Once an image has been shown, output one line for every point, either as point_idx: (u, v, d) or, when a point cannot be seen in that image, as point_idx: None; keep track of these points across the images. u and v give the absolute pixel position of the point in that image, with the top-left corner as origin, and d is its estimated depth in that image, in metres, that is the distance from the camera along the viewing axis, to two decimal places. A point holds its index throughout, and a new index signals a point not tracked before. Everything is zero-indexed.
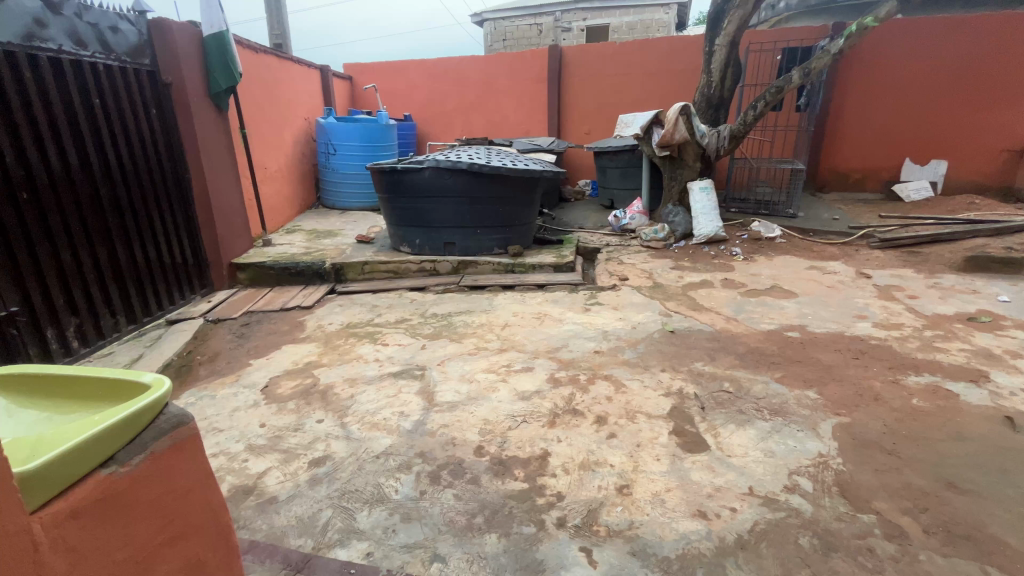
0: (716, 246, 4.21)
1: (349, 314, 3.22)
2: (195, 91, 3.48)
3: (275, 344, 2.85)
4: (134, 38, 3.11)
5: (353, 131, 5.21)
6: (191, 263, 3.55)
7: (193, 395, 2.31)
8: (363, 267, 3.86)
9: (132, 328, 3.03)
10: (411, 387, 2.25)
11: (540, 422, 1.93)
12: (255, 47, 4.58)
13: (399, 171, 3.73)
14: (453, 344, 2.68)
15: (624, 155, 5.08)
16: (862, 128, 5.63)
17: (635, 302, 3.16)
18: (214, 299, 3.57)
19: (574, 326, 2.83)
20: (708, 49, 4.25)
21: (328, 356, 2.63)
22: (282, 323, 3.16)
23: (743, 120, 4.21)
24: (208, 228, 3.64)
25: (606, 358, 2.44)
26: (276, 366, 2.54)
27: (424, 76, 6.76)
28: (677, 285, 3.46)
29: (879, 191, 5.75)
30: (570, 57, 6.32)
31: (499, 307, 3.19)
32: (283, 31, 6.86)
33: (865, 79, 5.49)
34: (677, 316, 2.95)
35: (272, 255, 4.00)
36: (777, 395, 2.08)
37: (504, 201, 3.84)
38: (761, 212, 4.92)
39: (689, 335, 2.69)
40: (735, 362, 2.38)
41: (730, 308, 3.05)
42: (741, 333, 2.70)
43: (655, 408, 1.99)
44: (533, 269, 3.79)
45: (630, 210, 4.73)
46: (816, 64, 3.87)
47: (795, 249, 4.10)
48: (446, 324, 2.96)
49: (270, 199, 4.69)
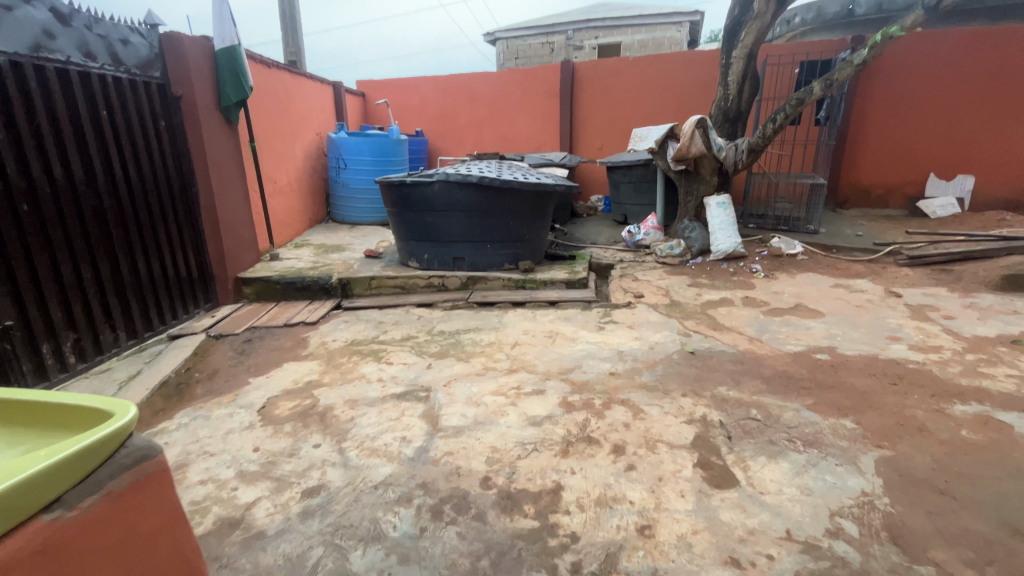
0: (735, 262, 4.05)
1: (353, 331, 3.11)
2: (205, 104, 3.46)
3: (276, 362, 2.74)
4: (145, 51, 3.10)
5: (363, 146, 5.18)
6: (196, 277, 3.49)
7: (186, 415, 2.20)
8: (370, 282, 3.77)
9: (133, 343, 2.95)
10: (415, 410, 2.12)
11: (552, 451, 1.78)
12: (269, 62, 4.59)
13: (408, 184, 3.65)
14: (461, 363, 2.56)
15: (638, 169, 4.98)
16: (883, 142, 5.49)
17: (652, 321, 3.02)
18: (218, 314, 3.50)
19: (588, 346, 2.68)
20: (725, 62, 4.13)
21: (329, 375, 2.52)
22: (285, 339, 3.06)
23: (762, 134, 4.07)
24: (214, 242, 3.59)
25: (622, 381, 2.29)
26: (275, 386, 2.43)
27: (435, 91, 6.76)
28: (695, 303, 3.31)
29: (904, 207, 5.57)
30: (582, 73, 6.28)
31: (509, 324, 3.07)
32: (298, 48, 6.95)
33: (886, 92, 5.37)
34: (696, 335, 2.79)
35: (278, 270, 3.93)
36: (810, 424, 1.91)
37: (515, 215, 3.74)
38: (781, 227, 4.76)
39: (710, 357, 2.53)
40: (761, 387, 2.22)
41: (753, 328, 2.89)
42: (767, 355, 2.54)
43: (676, 437, 1.84)
44: (544, 285, 3.67)
45: (645, 225, 4.60)
46: (839, 75, 3.72)
47: (818, 266, 3.93)
48: (453, 343, 2.83)
49: (279, 213, 4.65)
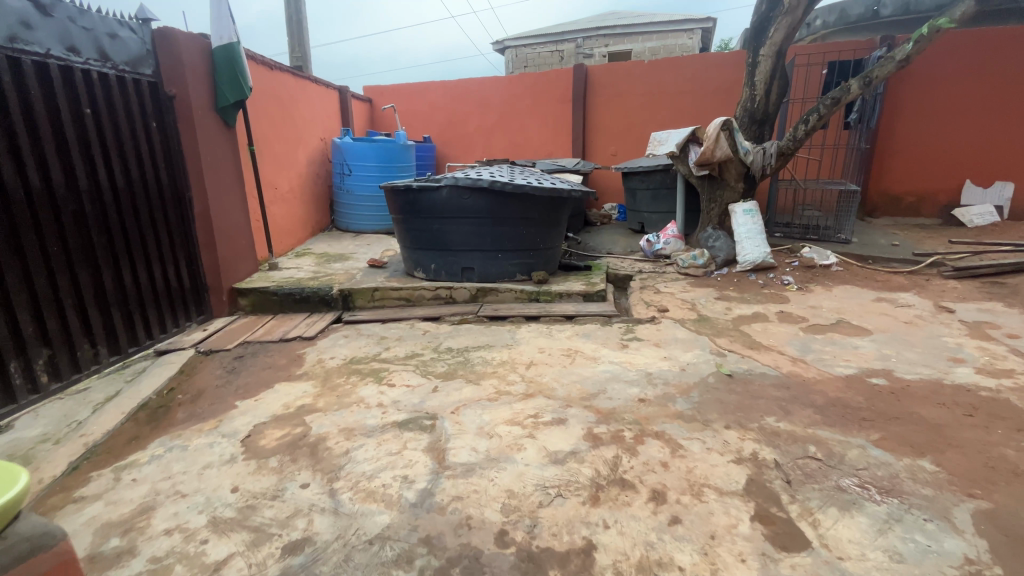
0: (765, 274, 3.77)
1: (354, 347, 2.86)
2: (201, 105, 3.26)
3: (267, 382, 2.49)
4: (135, 47, 2.91)
5: (368, 151, 4.99)
6: (188, 287, 3.26)
7: (162, 445, 1.95)
8: (373, 293, 3.53)
9: (115, 360, 2.72)
10: (418, 442, 1.86)
11: (579, 497, 1.51)
12: (271, 64, 4.41)
13: (414, 190, 3.42)
14: (470, 386, 2.29)
15: (656, 175, 4.73)
16: (914, 149, 5.20)
17: (680, 338, 2.75)
18: (210, 328, 3.27)
19: (612, 367, 2.41)
20: (751, 61, 3.88)
21: (324, 399, 2.26)
22: (280, 356, 2.81)
23: (792, 136, 3.79)
24: (208, 250, 3.36)
25: (655, 410, 2.01)
26: (263, 411, 2.18)
27: (444, 96, 6.58)
28: (725, 319, 3.03)
29: (937, 216, 5.26)
30: (596, 76, 6.07)
31: (523, 341, 2.80)
32: (304, 54, 6.82)
33: (916, 97, 5.10)
34: (731, 355, 2.52)
35: (277, 280, 3.70)
36: (882, 465, 1.63)
37: (528, 222, 3.49)
38: (809, 236, 4.49)
39: (751, 381, 2.24)
40: (815, 418, 1.93)
41: (795, 348, 2.60)
42: (815, 379, 2.25)
43: (725, 482, 1.57)
44: (559, 298, 3.40)
45: (664, 233, 4.34)
46: (880, 72, 3.42)
47: (856, 278, 3.64)
48: (463, 362, 2.57)
49: (280, 221, 4.44)
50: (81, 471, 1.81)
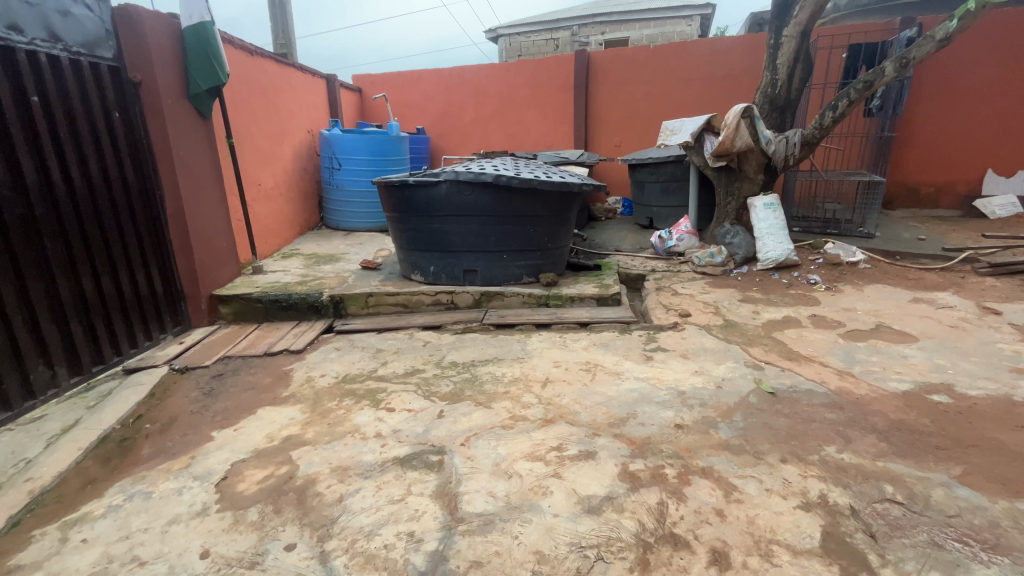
0: (788, 272, 3.52)
1: (346, 362, 2.57)
2: (170, 93, 2.92)
3: (249, 407, 2.20)
4: (92, 26, 2.56)
5: (359, 144, 4.68)
6: (162, 296, 2.95)
7: (121, 491, 1.65)
8: (367, 299, 3.23)
9: (77, 381, 2.42)
10: (424, 485, 1.58)
11: (624, 562, 1.25)
12: (251, 49, 4.06)
13: (411, 185, 3.12)
14: (481, 410, 2.02)
15: (667, 166, 4.45)
16: (937, 136, 4.95)
17: (709, 348, 2.49)
18: (187, 341, 2.97)
19: (640, 385, 2.14)
20: (772, 42, 3.61)
21: (314, 428, 1.97)
22: (263, 374, 2.51)
23: (818, 124, 3.51)
24: (183, 254, 3.05)
25: (696, 439, 1.75)
26: (243, 444, 1.89)
27: (438, 86, 6.23)
28: (755, 324, 2.77)
29: (956, 208, 5.04)
30: (598, 63, 5.76)
31: (535, 353, 2.53)
32: (288, 40, 6.44)
33: (942, 81, 4.83)
34: (770, 368, 2.26)
35: (261, 285, 3.40)
36: (977, 511, 1.38)
37: (535, 220, 3.20)
38: (829, 231, 4.25)
39: (800, 402, 1.98)
40: (882, 447, 1.68)
41: (839, 358, 2.34)
42: (869, 397, 2.00)
43: (797, 536, 1.31)
44: (571, 302, 3.12)
45: (677, 229, 4.07)
46: (917, 52, 3.14)
47: (886, 276, 3.39)
48: (470, 380, 2.29)
49: (265, 220, 4.13)
50: (22, 529, 1.51)
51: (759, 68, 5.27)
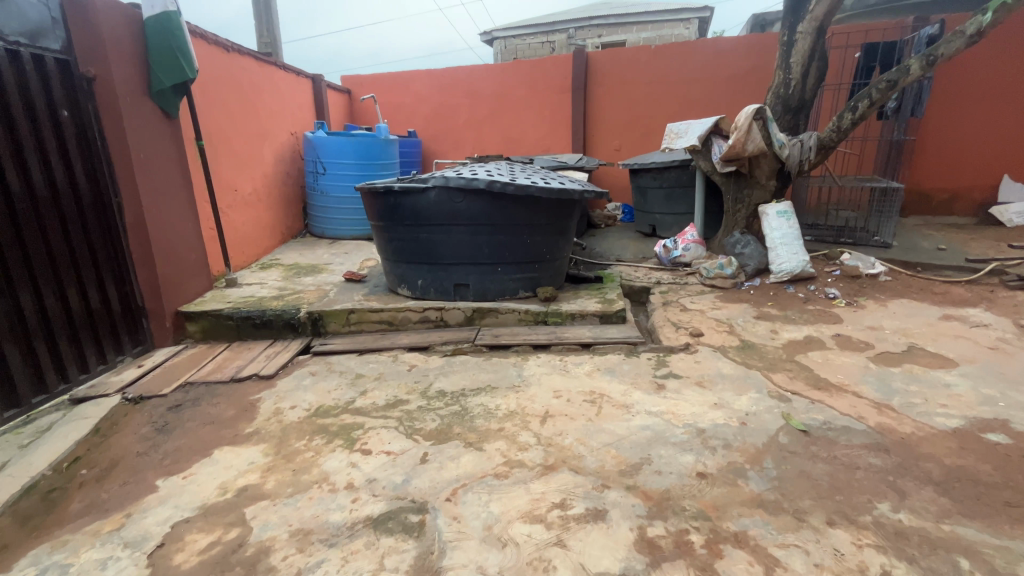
0: (804, 286, 3.28)
1: (321, 391, 2.29)
2: (130, 90, 2.65)
3: (204, 447, 1.91)
4: (36, 14, 2.28)
5: (346, 147, 4.42)
6: (120, 313, 2.66)
7: (33, 565, 1.37)
8: (348, 316, 2.95)
9: (14, 414, 2.12)
10: (400, 556, 1.31)
11: None
12: (228, 45, 3.79)
13: (397, 191, 2.86)
14: (470, 453, 1.74)
15: (672, 172, 4.21)
16: (954, 141, 4.74)
17: (727, 375, 2.24)
18: (147, 363, 2.68)
19: (653, 422, 1.87)
20: (786, 40, 3.37)
21: (275, 476, 1.69)
22: (226, 406, 2.22)
23: (836, 126, 3.27)
24: (145, 267, 2.77)
25: (723, 493, 1.49)
26: (190, 498, 1.60)
27: (431, 87, 5.98)
28: (774, 346, 2.52)
29: (970, 216, 4.83)
30: (597, 64, 5.53)
31: (533, 381, 2.26)
32: (273, 39, 6.17)
33: (962, 85, 4.62)
34: (798, 400, 2.01)
35: (234, 300, 3.12)
36: None
37: (533, 229, 2.94)
38: (843, 240, 4.02)
39: (839, 444, 1.72)
40: (945, 504, 1.42)
41: (874, 388, 2.08)
42: (916, 437, 1.74)
43: None
44: (571, 320, 2.86)
45: (683, 238, 3.82)
46: (944, 48, 2.92)
47: (910, 290, 3.15)
48: (459, 414, 2.02)
49: (241, 228, 3.85)
50: None
51: (766, 69, 5.06)
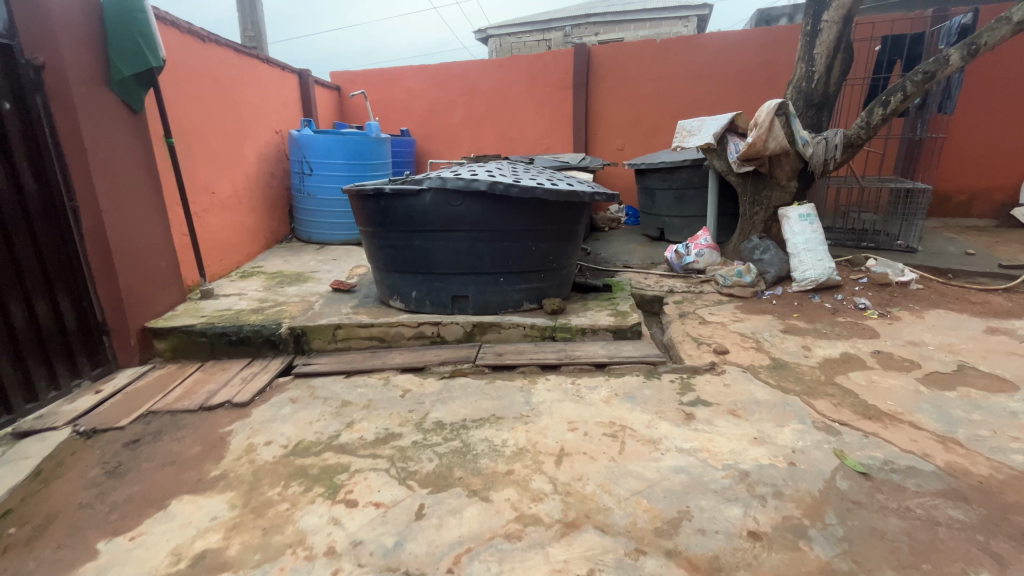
0: (830, 295, 3.04)
1: (302, 422, 2.01)
2: (85, 80, 2.35)
3: (159, 496, 1.62)
4: None
5: (334, 146, 4.13)
6: (75, 332, 2.35)
7: None
8: (335, 332, 2.67)
9: None
10: None
11: None
12: (203, 35, 3.49)
13: (388, 194, 2.59)
14: (475, 506, 1.47)
15: (682, 172, 3.96)
16: (979, 141, 4.51)
17: (762, 401, 1.98)
18: (107, 388, 2.37)
19: (687, 462, 1.61)
20: (809, 29, 3.12)
21: (241, 537, 1.40)
22: (192, 441, 1.93)
23: (865, 122, 3.03)
24: (105, 279, 2.46)
25: (784, 562, 1.23)
26: (135, 570, 1.32)
27: (425, 83, 5.71)
28: (809, 365, 2.27)
29: (989, 218, 4.63)
30: (599, 59, 5.28)
31: (543, 409, 1.99)
32: (258, 33, 5.87)
33: (997, 82, 4.37)
34: (849, 433, 1.75)
35: (208, 314, 2.82)
36: None
37: (538, 235, 2.67)
38: (864, 244, 3.78)
39: (909, 491, 1.46)
40: None
41: (933, 417, 1.83)
42: (997, 482, 1.49)
43: None
44: (581, 335, 2.59)
45: (696, 242, 3.57)
46: (989, 37, 2.70)
47: (945, 299, 2.92)
48: (460, 451, 1.74)
49: (219, 233, 3.55)
50: None
51: (776, 64, 4.83)
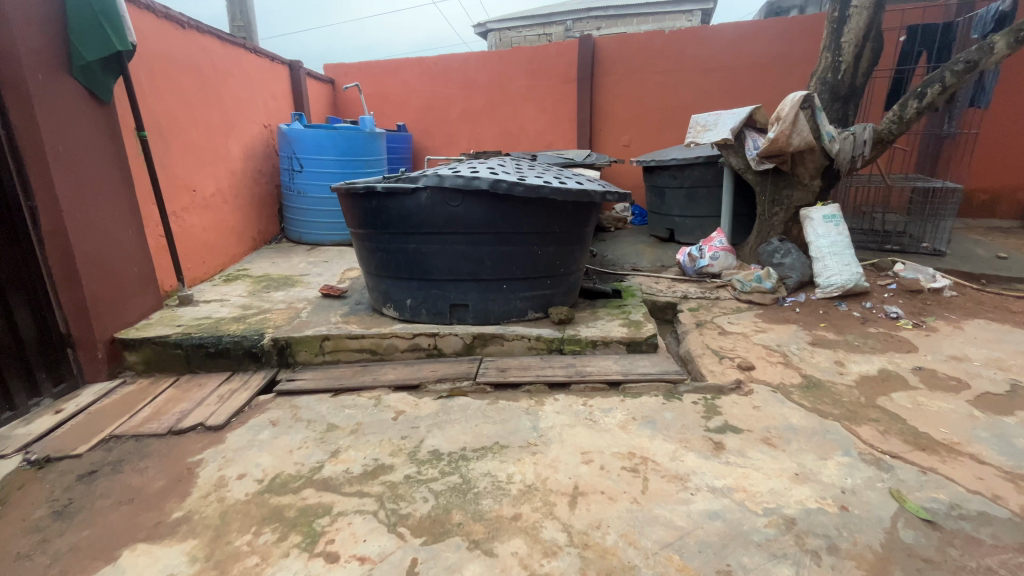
0: (858, 302, 2.82)
1: (281, 449, 1.79)
2: (42, 67, 2.12)
3: (110, 544, 1.39)
4: None
5: (326, 142, 3.90)
6: (34, 345, 2.12)
7: None
8: (322, 344, 2.44)
9: None
10: None
11: None
12: (183, 21, 3.24)
13: (380, 193, 2.36)
14: (477, 563, 1.25)
15: (694, 169, 3.73)
16: (1009, 138, 4.27)
17: (799, 426, 1.76)
18: (68, 408, 2.14)
19: (722, 505, 1.40)
20: (836, 15, 2.89)
21: None
22: (155, 473, 1.71)
23: (896, 117, 2.82)
24: (69, 286, 2.23)
25: None
26: None
27: (422, 77, 5.47)
28: (845, 383, 2.05)
29: (1013, 218, 4.42)
30: (604, 51, 5.04)
31: (553, 436, 1.77)
32: (248, 23, 5.63)
33: None
34: (903, 468, 1.53)
35: (185, 322, 2.59)
36: None
37: (544, 238, 2.44)
38: (888, 247, 3.57)
39: (986, 545, 1.24)
40: None
41: (997, 450, 1.61)
42: None
43: None
44: (591, 348, 2.37)
45: (710, 245, 3.35)
46: None
47: (983, 308, 2.71)
48: (459, 489, 1.52)
49: (201, 234, 3.32)
50: None
51: (790, 57, 4.61)
